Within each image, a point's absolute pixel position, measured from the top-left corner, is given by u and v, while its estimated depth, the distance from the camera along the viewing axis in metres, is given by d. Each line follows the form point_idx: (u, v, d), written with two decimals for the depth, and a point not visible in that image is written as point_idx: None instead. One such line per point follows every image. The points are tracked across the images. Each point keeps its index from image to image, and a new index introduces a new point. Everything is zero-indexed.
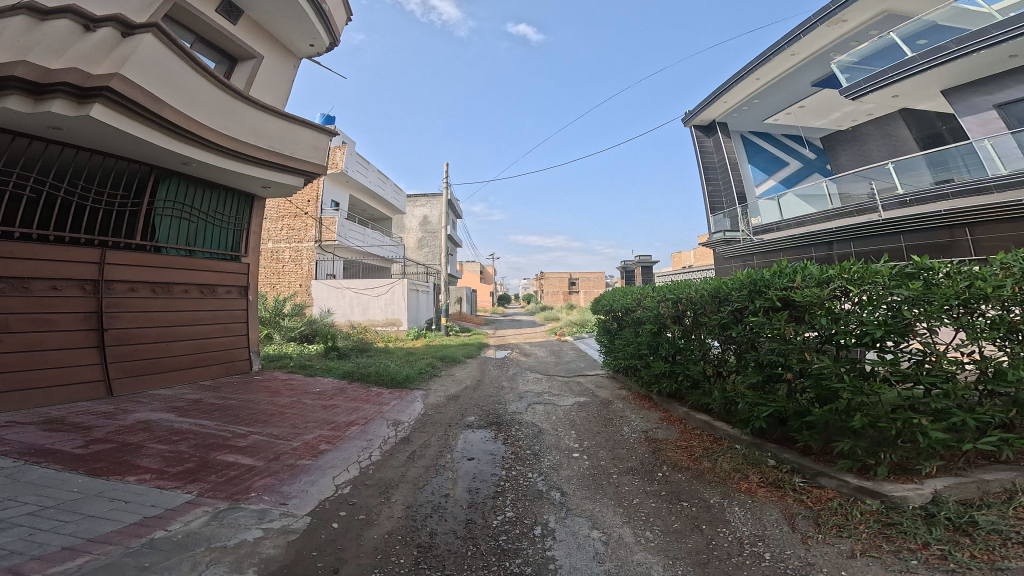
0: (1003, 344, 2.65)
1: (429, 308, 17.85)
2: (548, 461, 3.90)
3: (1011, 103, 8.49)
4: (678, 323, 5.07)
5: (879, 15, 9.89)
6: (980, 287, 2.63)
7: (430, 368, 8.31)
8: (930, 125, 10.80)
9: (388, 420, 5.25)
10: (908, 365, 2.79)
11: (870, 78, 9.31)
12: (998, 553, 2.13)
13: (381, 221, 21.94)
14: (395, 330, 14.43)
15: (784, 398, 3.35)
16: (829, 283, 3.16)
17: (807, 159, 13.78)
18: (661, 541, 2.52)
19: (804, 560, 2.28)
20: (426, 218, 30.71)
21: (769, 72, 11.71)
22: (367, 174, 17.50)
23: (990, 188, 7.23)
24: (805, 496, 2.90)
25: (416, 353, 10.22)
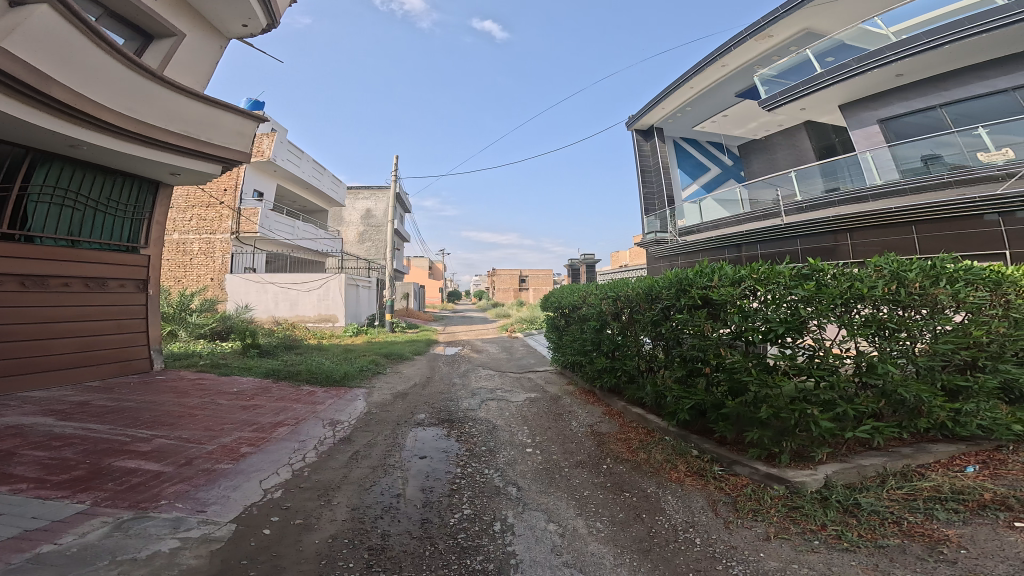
0: (874, 341, 3.01)
1: (371, 304, 17.34)
2: (504, 456, 3.91)
3: (891, 119, 9.44)
4: (617, 320, 5.21)
5: (800, 33, 10.63)
6: (859, 287, 2.99)
7: (372, 365, 8.09)
8: (825, 136, 11.82)
9: (324, 420, 5.07)
10: (804, 359, 3.01)
11: (786, 93, 9.95)
12: (879, 531, 2.38)
13: (314, 213, 21.13)
14: (330, 326, 13.89)
15: (704, 391, 3.53)
16: (741, 282, 3.36)
17: (726, 165, 14.71)
18: (609, 531, 2.60)
19: (728, 544, 2.41)
20: (369, 211, 29.88)
21: (702, 81, 12.27)
22: (300, 165, 16.82)
23: (867, 197, 8.02)
24: (723, 483, 3.07)
25: (358, 350, 9.91)
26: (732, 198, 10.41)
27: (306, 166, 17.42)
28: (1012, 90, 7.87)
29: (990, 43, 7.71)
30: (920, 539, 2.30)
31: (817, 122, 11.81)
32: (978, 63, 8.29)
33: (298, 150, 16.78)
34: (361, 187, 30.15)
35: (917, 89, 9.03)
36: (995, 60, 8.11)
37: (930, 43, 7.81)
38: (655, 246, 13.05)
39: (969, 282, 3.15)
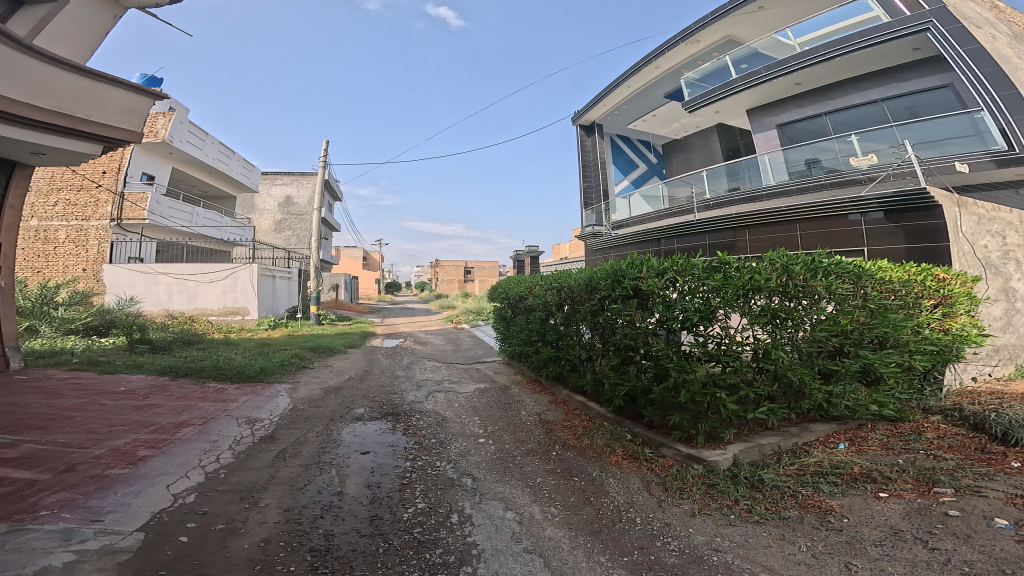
0: (767, 330, 3.31)
1: (290, 296, 16.37)
2: (455, 448, 3.88)
3: (787, 124, 10.30)
4: (560, 310, 5.29)
5: (723, 39, 11.33)
6: (757, 280, 3.28)
7: (296, 360, 7.73)
8: (732, 139, 12.57)
9: (239, 418, 4.79)
10: (713, 346, 3.25)
11: (704, 96, 10.55)
12: (781, 504, 2.63)
13: (222, 200, 19.76)
14: (240, 320, 12.91)
15: (634, 377, 3.70)
16: (664, 274, 3.53)
17: (652, 163, 15.38)
18: (563, 515, 2.67)
19: (663, 521, 2.55)
20: (289, 198, 28.41)
21: (638, 81, 12.69)
22: (203, 148, 15.77)
23: (761, 197, 8.71)
24: (653, 465, 3.24)
25: (278, 344, 9.39)
26: (655, 194, 10.88)
27: (212, 149, 16.34)
28: (881, 101, 8.92)
29: (868, 58, 8.59)
30: (813, 510, 2.58)
31: (729, 125, 12.66)
32: (855, 75, 9.25)
33: (202, 132, 15.70)
34: (280, 174, 28.48)
35: (809, 98, 9.93)
36: (868, 72, 9.08)
37: (825, 55, 8.60)
38: (591, 239, 13.25)
39: (838, 275, 3.52)
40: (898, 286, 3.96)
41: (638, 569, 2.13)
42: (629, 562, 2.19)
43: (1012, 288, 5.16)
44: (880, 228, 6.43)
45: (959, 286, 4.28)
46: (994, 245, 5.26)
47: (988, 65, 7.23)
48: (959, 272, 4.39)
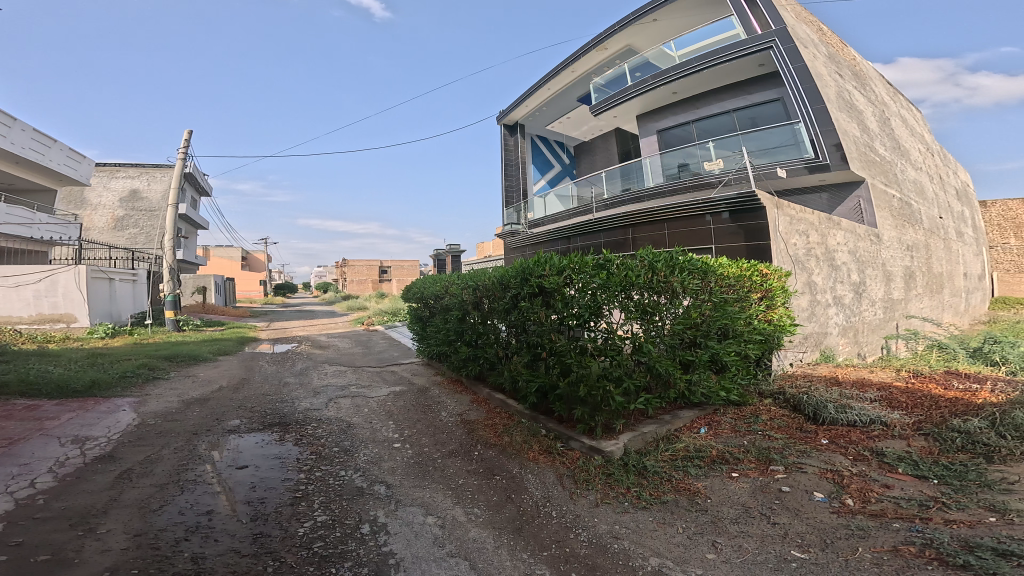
0: (644, 324, 3.52)
1: (133, 300, 14.34)
2: (366, 455, 3.71)
3: (667, 130, 11.13)
4: (478, 309, 5.22)
5: (623, 48, 11.97)
6: (631, 275, 3.50)
7: (144, 371, 6.88)
8: (626, 143, 13.89)
9: (64, 438, 4.11)
10: (601, 341, 3.41)
11: (606, 101, 11.02)
12: (662, 490, 2.83)
13: (45, 192, 17.17)
14: (64, 328, 11.24)
15: (543, 374, 3.77)
16: (562, 272, 3.65)
17: (565, 164, 15.80)
18: (486, 515, 2.65)
19: (575, 513, 2.63)
20: (135, 192, 25.52)
21: (558, 84, 12.89)
22: (11, 135, 13.68)
23: (647, 198, 9.28)
24: (564, 458, 3.32)
25: (125, 354, 8.30)
26: (565, 193, 11.05)
27: (25, 137, 14.27)
28: (732, 112, 10.00)
29: (725, 71, 9.50)
30: (684, 492, 2.82)
31: (622, 129, 13.91)
32: (716, 87, 10.20)
33: (11, 117, 13.63)
34: (123, 166, 25.86)
35: (680, 107, 10.82)
36: (726, 85, 10.04)
37: (693, 67, 9.44)
38: (509, 238, 13.29)
39: (688, 271, 3.85)
40: (734, 281, 4.32)
41: (558, 563, 2.18)
42: (549, 555, 2.24)
43: (812, 282, 6.02)
44: (725, 228, 6.79)
45: (775, 279, 4.84)
46: (800, 242, 6.08)
47: (811, 85, 8.29)
48: (776, 268, 4.97)
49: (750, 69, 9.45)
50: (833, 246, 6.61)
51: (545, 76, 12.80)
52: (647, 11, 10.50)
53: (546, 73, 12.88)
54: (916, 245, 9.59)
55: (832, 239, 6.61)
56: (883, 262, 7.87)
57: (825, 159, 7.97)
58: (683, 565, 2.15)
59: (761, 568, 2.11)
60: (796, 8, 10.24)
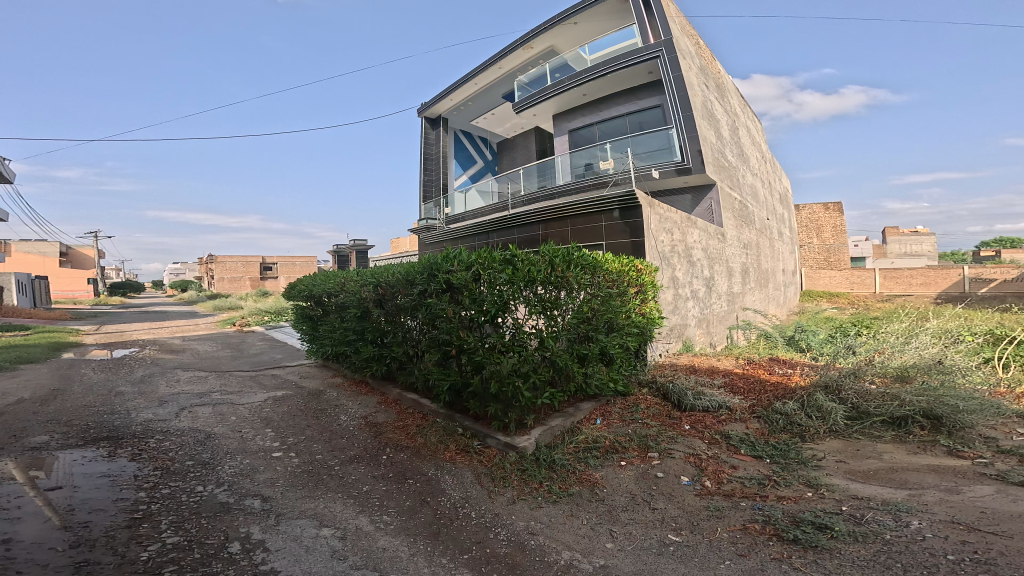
0: (546, 319, 3.62)
1: None
2: (231, 468, 3.39)
3: (577, 129, 11.71)
4: (380, 307, 5.02)
5: (547, 48, 12.05)
6: (533, 271, 3.58)
7: None
8: (542, 142, 14.40)
9: None
10: (508, 337, 3.45)
11: (527, 98, 11.29)
12: (569, 483, 2.93)
13: None
14: None
15: (456, 372, 3.73)
16: (470, 268, 3.62)
17: (487, 159, 16.08)
18: (398, 522, 2.57)
19: (493, 512, 2.64)
20: None
21: (485, 80, 12.80)
22: None
23: (561, 194, 9.63)
24: (482, 456, 3.31)
25: None
26: (487, 189, 11.34)
27: None
28: (624, 115, 10.75)
29: (621, 77, 10.06)
30: (586, 484, 2.94)
31: (542, 129, 14.41)
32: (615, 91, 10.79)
33: None
34: None
35: (587, 109, 11.39)
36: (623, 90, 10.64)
37: (594, 73, 9.97)
38: (425, 233, 13.39)
39: (582, 266, 4.01)
40: (617, 276, 4.56)
41: (479, 565, 2.16)
42: (470, 558, 2.21)
43: (674, 277, 6.55)
44: (616, 227, 6.73)
45: (647, 274, 5.18)
46: (666, 239, 6.57)
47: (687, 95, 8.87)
48: (647, 264, 5.33)
49: (641, 76, 10.03)
50: (690, 244, 7.24)
51: (472, 71, 12.65)
52: (569, 14, 10.65)
53: (474, 66, 12.74)
54: (751, 244, 10.88)
55: (690, 237, 7.23)
56: (727, 259, 8.77)
57: (689, 163, 8.65)
58: (590, 556, 2.22)
59: (648, 553, 2.25)
60: (682, 23, 11.02)
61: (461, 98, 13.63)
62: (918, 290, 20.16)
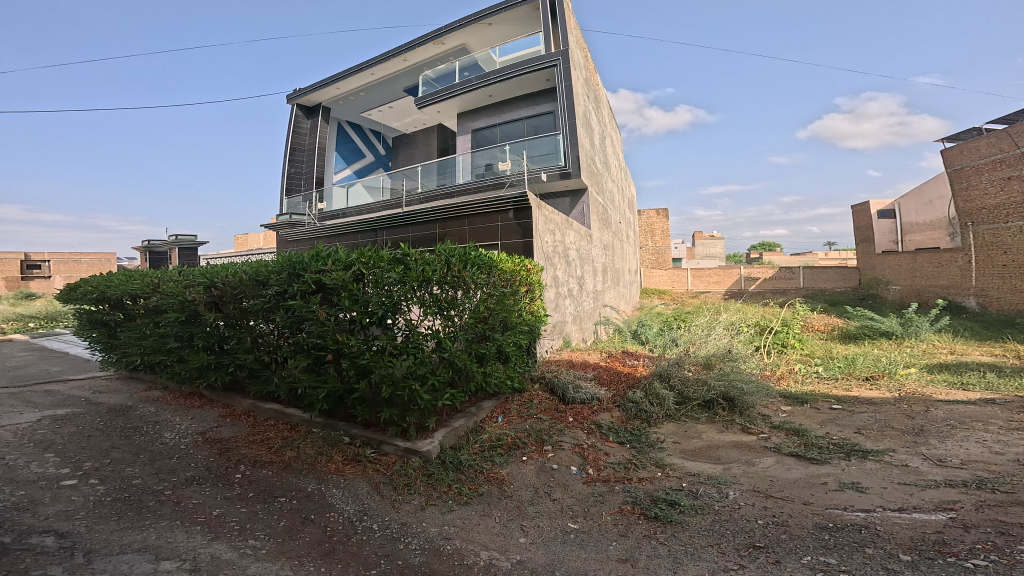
0: (441, 319, 3.56)
1: None
2: (5, 502, 2.62)
3: (481, 130, 11.75)
4: (215, 311, 4.52)
5: (458, 46, 12.05)
6: (427, 271, 3.51)
7: None
8: (445, 139, 14.28)
9: None
10: (401, 339, 3.31)
11: (432, 95, 11.15)
12: (478, 482, 2.96)
13: None
14: None
15: (336, 377, 3.48)
16: (351, 267, 3.41)
17: (380, 154, 15.80)
18: (273, 546, 2.31)
19: (401, 522, 2.54)
20: None
21: (383, 71, 12.74)
22: None
23: (459, 193, 9.84)
24: (377, 465, 3.16)
25: None
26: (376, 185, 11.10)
27: None
28: (524, 119, 11.05)
29: (524, 82, 10.38)
30: (494, 482, 2.99)
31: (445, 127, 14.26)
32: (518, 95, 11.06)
33: None
34: None
35: (492, 110, 11.51)
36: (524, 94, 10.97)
37: (503, 75, 10.12)
38: (288, 229, 12.62)
39: (477, 266, 4.06)
40: (510, 275, 4.68)
41: None
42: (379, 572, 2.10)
43: (556, 277, 6.89)
44: (509, 227, 6.86)
45: (534, 274, 5.37)
46: (551, 240, 6.88)
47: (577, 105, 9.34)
48: (533, 263, 5.55)
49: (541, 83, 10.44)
50: (568, 244, 7.65)
51: (372, 60, 12.52)
52: (485, 13, 10.81)
53: (372, 56, 12.60)
54: (608, 245, 11.78)
55: (567, 237, 7.65)
56: (593, 259, 9.42)
57: (570, 168, 9.15)
58: (507, 553, 2.24)
59: (555, 543, 2.34)
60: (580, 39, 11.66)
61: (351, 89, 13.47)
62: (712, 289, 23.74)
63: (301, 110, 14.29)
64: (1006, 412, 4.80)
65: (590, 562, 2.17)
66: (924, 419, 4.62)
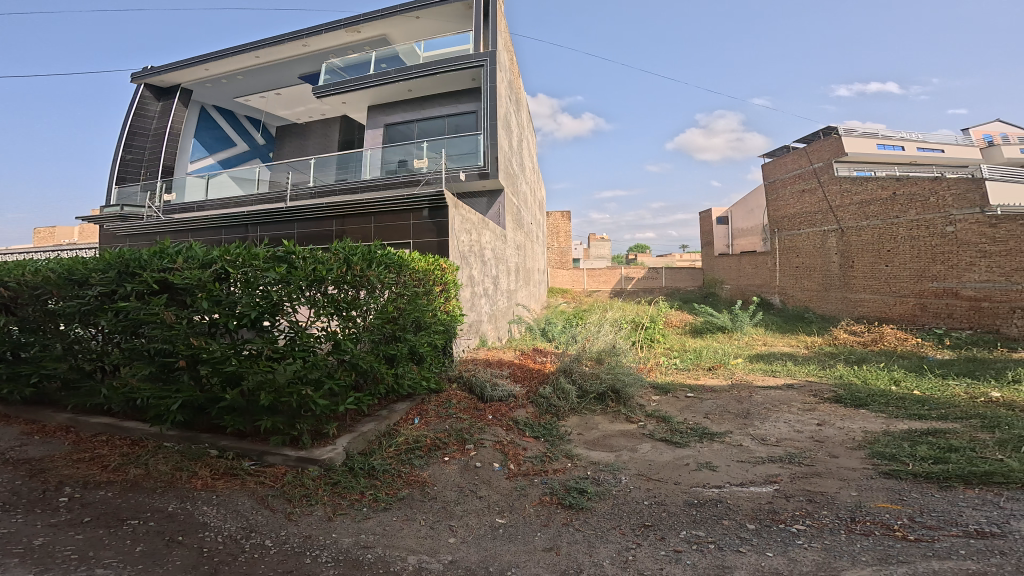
0: (335, 320, 3.36)
1: None
2: None
3: (394, 125, 11.41)
4: (8, 315, 3.92)
5: (377, 37, 11.72)
6: (321, 269, 3.28)
7: None
8: (350, 132, 13.81)
9: None
10: (284, 343, 3.08)
11: (338, 84, 10.60)
12: (396, 486, 2.91)
13: None
14: None
15: (192, 385, 3.19)
16: (211, 266, 3.13)
17: (256, 144, 14.95)
18: (133, 572, 1.97)
19: (302, 535, 2.36)
20: None
21: (270, 55, 11.97)
22: None
23: (359, 190, 9.47)
24: (262, 478, 2.92)
25: None
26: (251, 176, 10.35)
27: None
28: (445, 117, 10.97)
29: (447, 80, 10.34)
30: (415, 484, 2.96)
31: (350, 119, 13.77)
32: (440, 92, 10.97)
33: None
34: None
35: (409, 105, 11.26)
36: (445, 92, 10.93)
37: (426, 71, 9.97)
38: (118, 221, 10.93)
39: (385, 265, 3.94)
40: (422, 274, 4.61)
41: None
42: None
43: (471, 276, 6.89)
44: (422, 224, 6.82)
45: (450, 274, 5.36)
46: (466, 239, 6.87)
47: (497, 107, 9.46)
48: (449, 262, 5.52)
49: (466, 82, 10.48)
50: (484, 244, 7.72)
51: (257, 42, 11.69)
52: (412, 7, 10.66)
53: (257, 38, 11.78)
54: (520, 246, 11.97)
55: (483, 238, 7.69)
56: (506, 259, 9.57)
57: (489, 168, 9.22)
58: (437, 555, 2.23)
59: (485, 539, 2.37)
60: (509, 40, 11.80)
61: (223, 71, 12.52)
62: (601, 289, 25.07)
63: (153, 92, 13.10)
64: (802, 395, 5.63)
65: (519, 555, 2.22)
66: (749, 402, 5.30)
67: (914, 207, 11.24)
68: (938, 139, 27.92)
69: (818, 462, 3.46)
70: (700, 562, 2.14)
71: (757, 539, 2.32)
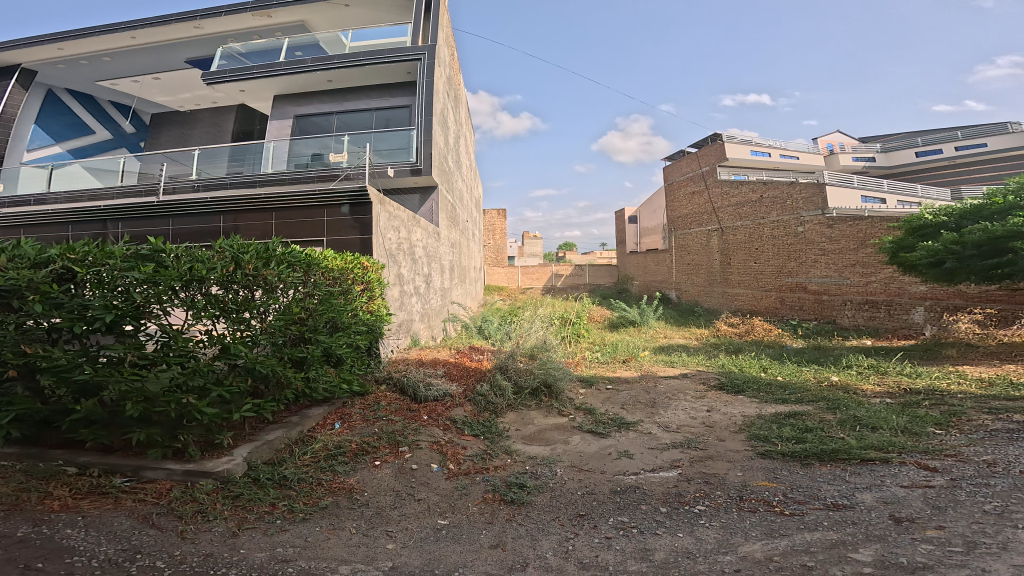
0: (216, 322, 3.15)
1: None
2: None
3: (305, 116, 10.90)
4: None
5: (296, 22, 11.23)
6: (199, 269, 3.05)
7: None
8: (248, 123, 12.91)
9: None
10: (153, 349, 2.86)
11: (235, 71, 10.07)
12: (316, 495, 2.81)
13: None
14: None
15: (28, 397, 2.79)
16: (48, 266, 2.76)
17: (126, 133, 13.76)
18: None
19: (202, 554, 2.16)
20: None
21: (148, 36, 11.20)
22: None
23: (258, 184, 8.98)
24: (143, 495, 2.66)
25: None
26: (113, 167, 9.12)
27: None
28: (372, 111, 10.70)
29: (374, 73, 10.11)
30: (340, 492, 2.87)
31: (248, 108, 12.90)
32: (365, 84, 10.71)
33: None
34: None
35: (327, 96, 10.90)
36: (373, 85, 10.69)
37: (350, 61, 9.68)
38: None
39: (287, 263, 3.79)
40: (338, 274, 4.49)
41: None
42: None
43: (400, 274, 6.74)
44: (342, 221, 6.63)
45: (374, 272, 5.24)
46: (394, 236, 6.74)
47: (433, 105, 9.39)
48: (375, 262, 5.43)
49: (398, 74, 10.26)
50: (414, 242, 7.61)
51: (134, 22, 10.93)
52: None
53: (134, 18, 11.02)
54: (455, 244, 11.91)
55: (414, 235, 7.58)
56: (440, 258, 9.48)
57: (422, 165, 9.09)
58: (375, 562, 2.17)
59: (428, 542, 2.35)
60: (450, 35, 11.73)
61: (80, 51, 11.68)
62: (535, 286, 25.37)
63: None
64: (694, 382, 6.02)
65: (466, 555, 2.21)
66: (654, 392, 5.55)
67: (775, 209, 12.27)
68: (795, 147, 30.92)
69: (710, 446, 3.68)
70: (627, 547, 2.22)
71: (669, 522, 2.45)
